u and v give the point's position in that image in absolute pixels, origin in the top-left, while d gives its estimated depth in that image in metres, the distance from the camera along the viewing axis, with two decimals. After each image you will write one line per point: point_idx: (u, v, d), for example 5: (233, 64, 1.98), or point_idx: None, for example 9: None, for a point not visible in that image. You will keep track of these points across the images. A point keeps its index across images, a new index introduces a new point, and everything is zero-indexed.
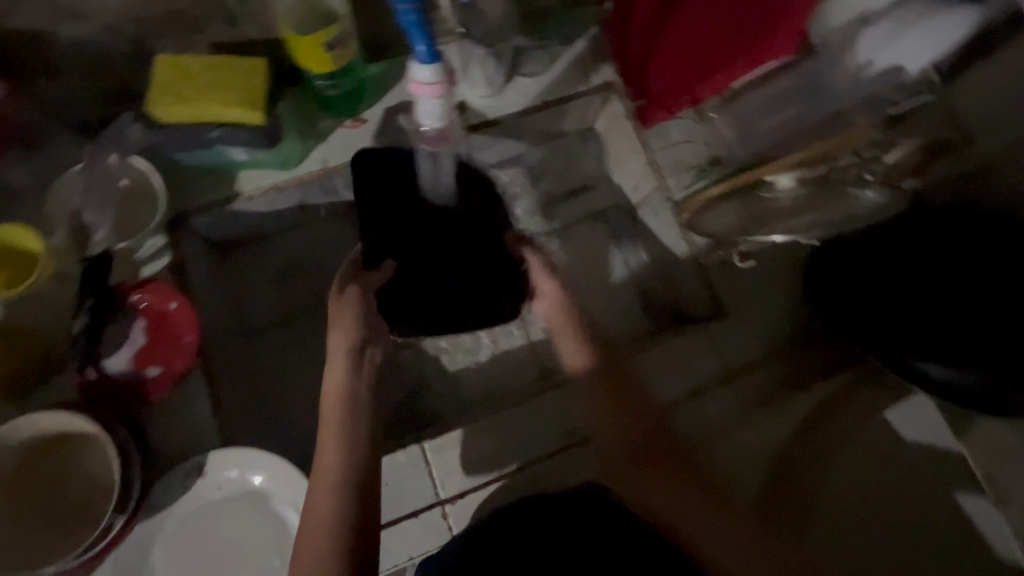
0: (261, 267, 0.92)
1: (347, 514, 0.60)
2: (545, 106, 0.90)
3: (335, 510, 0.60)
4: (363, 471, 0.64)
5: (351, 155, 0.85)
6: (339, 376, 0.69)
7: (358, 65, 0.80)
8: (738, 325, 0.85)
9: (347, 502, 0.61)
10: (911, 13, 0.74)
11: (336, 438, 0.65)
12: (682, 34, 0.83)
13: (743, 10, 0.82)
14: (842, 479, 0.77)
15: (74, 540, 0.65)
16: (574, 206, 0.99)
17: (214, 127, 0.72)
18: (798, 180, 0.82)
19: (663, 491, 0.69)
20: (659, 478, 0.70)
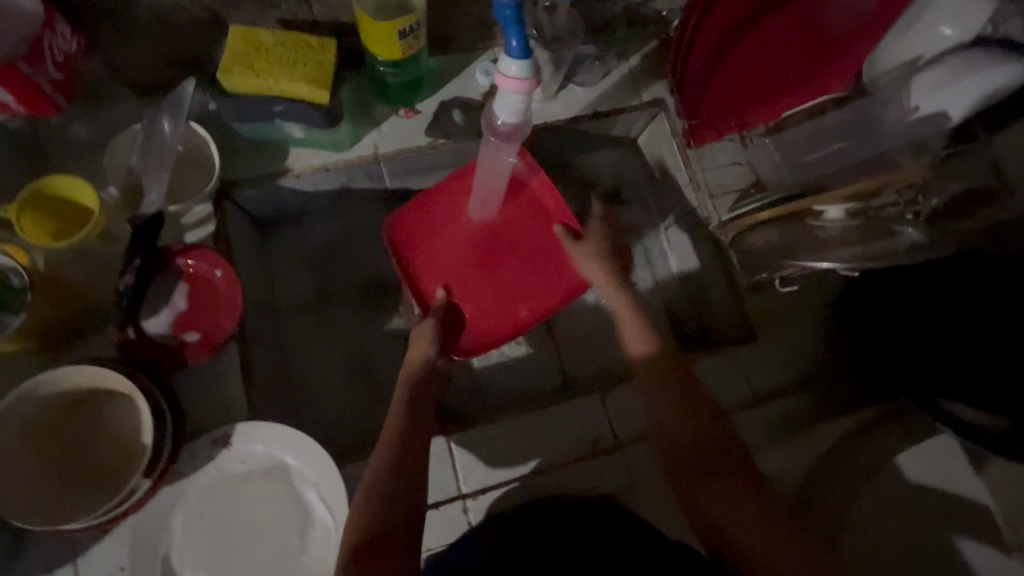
0: (300, 244, 0.97)
1: (380, 497, 0.61)
2: (595, 115, 0.91)
3: (373, 496, 0.61)
4: (389, 466, 0.63)
5: (403, 144, 0.86)
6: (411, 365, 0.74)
7: (421, 57, 0.81)
8: (762, 351, 0.86)
9: (369, 490, 0.62)
10: (961, 64, 0.74)
11: (393, 423, 0.67)
12: (738, 63, 0.83)
13: (798, 46, 0.83)
14: (867, 512, 0.79)
15: (98, 497, 0.65)
16: (608, 218, 1.04)
17: (279, 101, 0.72)
18: (847, 212, 0.78)
19: (720, 498, 0.68)
20: (715, 484, 0.69)
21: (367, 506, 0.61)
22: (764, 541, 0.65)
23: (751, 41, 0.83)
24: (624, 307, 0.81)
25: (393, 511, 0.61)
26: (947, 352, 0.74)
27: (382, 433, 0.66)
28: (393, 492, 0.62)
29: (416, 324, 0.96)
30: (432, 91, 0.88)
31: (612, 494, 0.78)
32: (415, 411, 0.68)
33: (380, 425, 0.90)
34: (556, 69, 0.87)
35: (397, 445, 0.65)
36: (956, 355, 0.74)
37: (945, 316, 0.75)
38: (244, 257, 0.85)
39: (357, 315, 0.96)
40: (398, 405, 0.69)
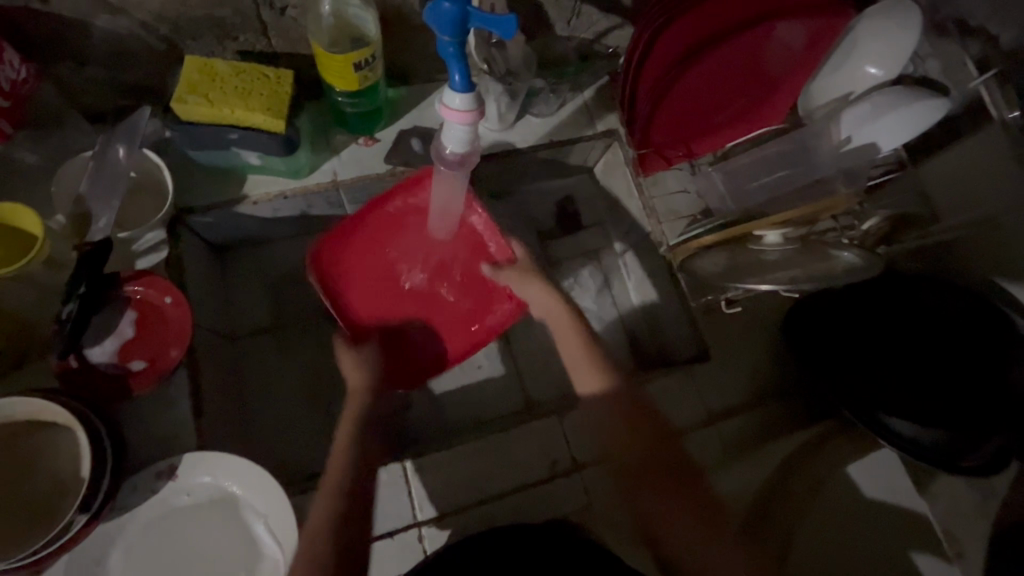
0: (259, 270, 0.97)
1: (330, 524, 0.67)
2: (551, 144, 0.95)
3: (321, 528, 0.66)
4: (341, 491, 0.69)
5: (362, 171, 0.87)
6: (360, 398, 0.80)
7: (381, 89, 0.83)
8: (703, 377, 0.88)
9: (316, 518, 0.67)
10: (886, 100, 0.79)
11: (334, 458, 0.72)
12: (681, 101, 0.86)
13: (738, 79, 0.87)
14: (817, 530, 0.80)
15: (32, 535, 0.62)
16: (567, 243, 1.07)
17: (234, 130, 0.73)
18: (785, 237, 0.83)
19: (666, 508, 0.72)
20: (668, 495, 0.73)
21: (311, 536, 0.66)
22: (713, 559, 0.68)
23: (695, 74, 0.85)
24: (545, 297, 0.84)
25: (333, 541, 0.66)
26: (882, 366, 0.78)
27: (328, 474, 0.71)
28: (340, 520, 0.67)
29: None
30: (392, 120, 0.90)
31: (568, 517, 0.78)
32: (358, 443, 0.74)
33: None
34: (511, 101, 0.90)
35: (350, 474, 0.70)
36: (887, 366, 0.78)
37: (880, 332, 0.80)
38: (199, 284, 0.84)
39: (316, 341, 0.95)
40: (344, 436, 0.75)
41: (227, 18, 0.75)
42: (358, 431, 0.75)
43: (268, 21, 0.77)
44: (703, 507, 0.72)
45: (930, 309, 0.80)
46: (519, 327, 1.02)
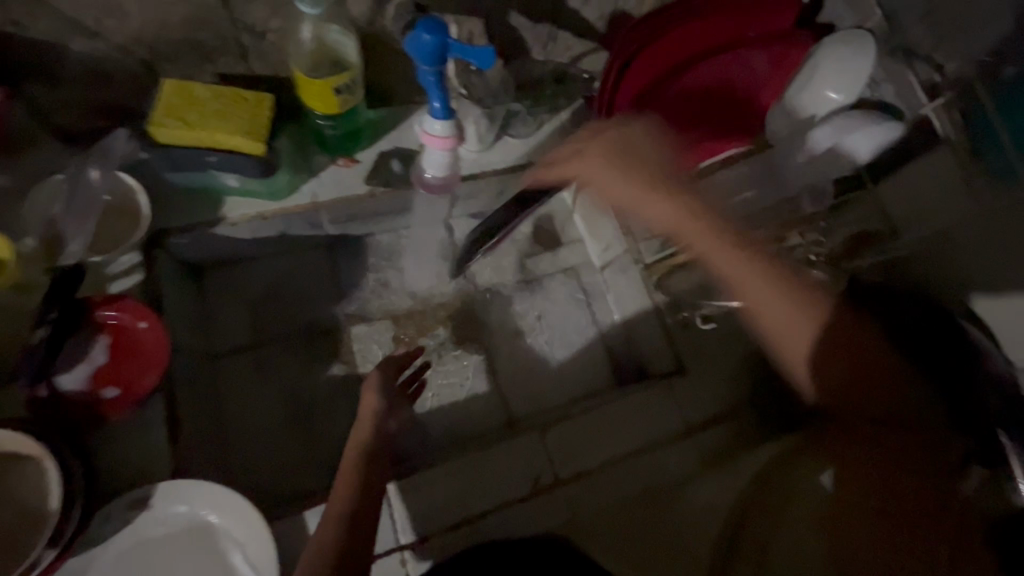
0: (237, 291, 0.96)
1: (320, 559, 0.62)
2: (530, 165, 0.97)
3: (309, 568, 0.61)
4: (338, 523, 0.65)
5: (343, 194, 0.88)
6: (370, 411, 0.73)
7: (360, 111, 0.84)
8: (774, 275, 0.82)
9: (316, 548, 0.63)
10: (846, 121, 0.82)
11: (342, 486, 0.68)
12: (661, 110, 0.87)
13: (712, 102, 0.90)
14: (791, 532, 0.83)
15: None
16: (549, 259, 1.09)
17: (212, 152, 0.73)
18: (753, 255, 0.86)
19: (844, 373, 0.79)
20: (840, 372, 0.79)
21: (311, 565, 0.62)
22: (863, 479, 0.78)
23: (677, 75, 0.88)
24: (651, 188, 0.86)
25: None
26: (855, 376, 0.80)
27: (334, 492, 0.67)
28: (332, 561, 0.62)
29: (357, 368, 0.95)
30: (371, 141, 0.90)
31: (557, 534, 0.79)
32: (367, 472, 0.69)
33: (319, 475, 0.88)
34: (491, 122, 0.92)
35: (356, 487, 0.67)
36: (861, 374, 0.80)
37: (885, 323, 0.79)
38: (176, 308, 0.83)
39: (296, 363, 0.94)
40: (350, 465, 0.69)
41: (205, 41, 0.75)
42: (361, 455, 0.70)
43: (247, 45, 0.77)
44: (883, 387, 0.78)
45: (913, 323, 0.79)
46: (500, 344, 1.03)
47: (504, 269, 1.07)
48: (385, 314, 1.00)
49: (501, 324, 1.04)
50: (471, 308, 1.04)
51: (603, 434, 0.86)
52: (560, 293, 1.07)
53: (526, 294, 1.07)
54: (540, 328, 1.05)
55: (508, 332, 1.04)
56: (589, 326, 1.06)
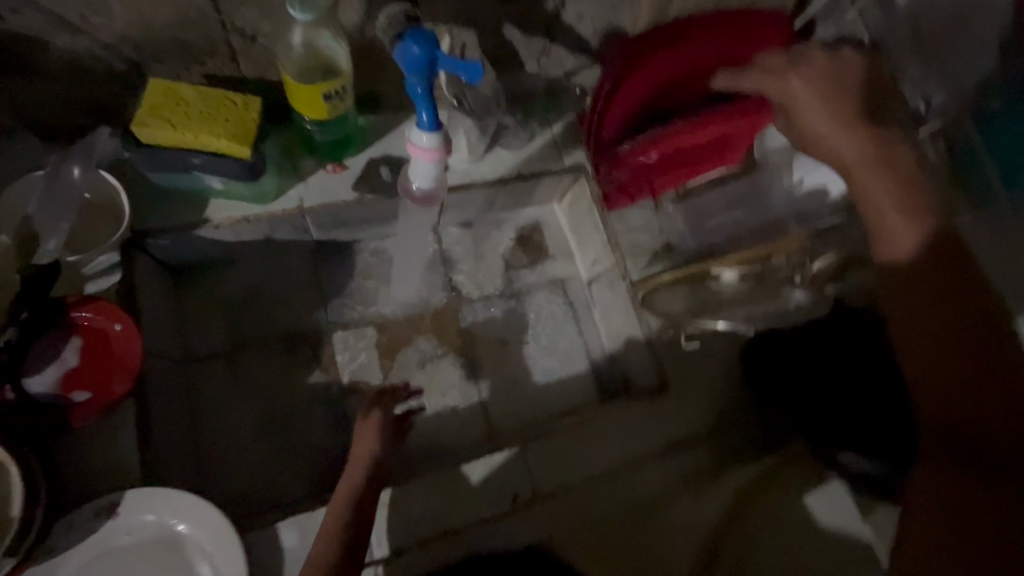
0: (218, 293, 0.94)
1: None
2: (520, 177, 0.97)
3: None
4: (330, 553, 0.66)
5: (329, 199, 0.87)
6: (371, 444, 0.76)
7: (351, 118, 0.84)
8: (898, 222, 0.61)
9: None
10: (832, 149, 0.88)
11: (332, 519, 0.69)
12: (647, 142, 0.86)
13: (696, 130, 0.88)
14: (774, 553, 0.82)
15: None
16: (537, 271, 1.09)
17: (197, 155, 0.72)
18: (741, 275, 0.89)
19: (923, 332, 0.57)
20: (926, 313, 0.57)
21: None
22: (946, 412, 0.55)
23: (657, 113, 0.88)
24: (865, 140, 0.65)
25: None
26: (833, 400, 0.81)
27: (326, 519, 0.69)
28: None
29: (337, 376, 0.95)
30: (361, 148, 0.90)
31: (540, 545, 0.78)
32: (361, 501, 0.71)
33: (296, 484, 0.87)
34: (482, 133, 0.92)
35: (346, 517, 0.69)
36: (839, 396, 0.80)
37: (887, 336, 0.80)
38: (154, 310, 0.81)
39: (275, 368, 0.93)
40: (345, 494, 0.71)
41: (194, 43, 0.74)
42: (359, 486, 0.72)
43: (237, 48, 0.76)
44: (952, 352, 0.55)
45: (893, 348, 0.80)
46: (485, 355, 1.02)
47: (491, 279, 1.07)
48: (370, 321, 0.99)
49: (487, 335, 1.04)
50: (457, 318, 1.03)
51: (586, 448, 0.86)
52: (547, 306, 1.07)
53: (513, 306, 1.06)
54: (525, 339, 1.05)
55: (493, 343, 1.03)
56: (575, 338, 1.06)
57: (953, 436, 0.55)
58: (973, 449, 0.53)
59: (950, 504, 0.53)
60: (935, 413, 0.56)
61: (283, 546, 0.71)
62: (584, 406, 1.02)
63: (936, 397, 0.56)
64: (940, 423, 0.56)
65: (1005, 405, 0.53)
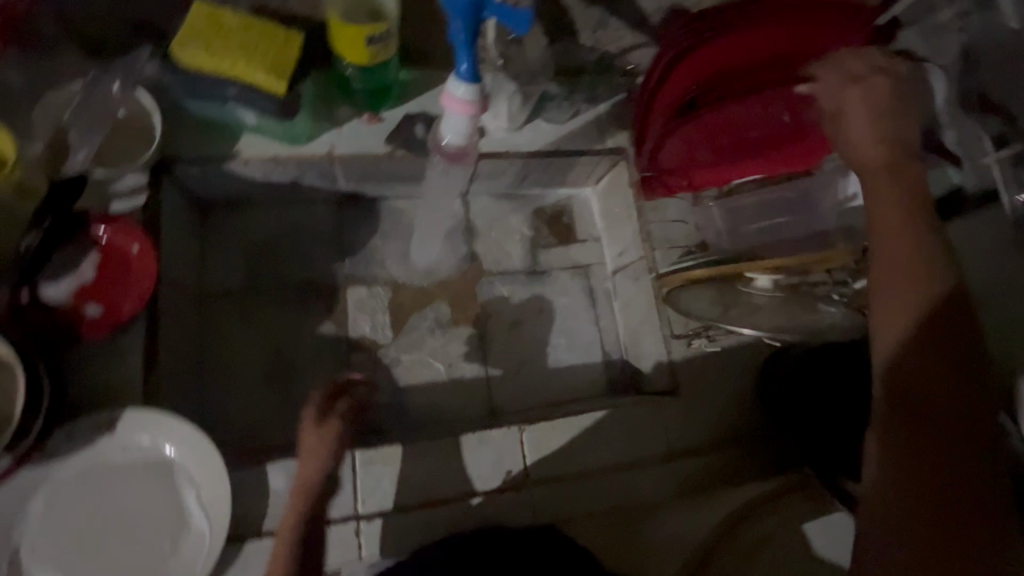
0: (240, 231, 0.94)
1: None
2: (557, 152, 0.93)
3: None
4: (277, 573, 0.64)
5: (360, 149, 0.85)
6: (318, 466, 0.69)
7: (391, 67, 0.82)
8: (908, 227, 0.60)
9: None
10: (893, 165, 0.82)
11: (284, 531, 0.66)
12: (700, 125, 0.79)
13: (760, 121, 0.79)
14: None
15: None
16: (562, 254, 1.07)
17: (233, 85, 0.71)
18: (776, 283, 0.79)
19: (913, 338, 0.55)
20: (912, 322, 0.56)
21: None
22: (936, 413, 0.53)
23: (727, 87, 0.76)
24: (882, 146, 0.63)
25: None
26: (853, 430, 0.76)
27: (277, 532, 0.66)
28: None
29: (347, 331, 0.94)
30: (400, 101, 0.87)
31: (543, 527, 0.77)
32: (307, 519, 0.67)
33: (291, 431, 0.87)
34: (525, 101, 0.89)
35: (294, 534, 0.66)
36: (858, 430, 0.76)
37: None
38: (175, 238, 0.81)
39: (287, 313, 0.93)
40: (295, 509, 0.67)
41: None
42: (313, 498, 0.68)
43: None
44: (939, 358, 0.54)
45: None
46: (496, 331, 1.00)
47: (515, 255, 1.05)
48: (387, 281, 0.98)
49: (501, 311, 1.01)
50: (473, 290, 1.01)
51: (584, 440, 0.83)
52: (565, 291, 1.05)
53: (531, 286, 1.04)
54: (541, 322, 1.03)
55: (507, 320, 1.01)
56: (591, 329, 1.04)
57: (904, 399, 0.55)
58: (926, 410, 0.53)
59: (905, 465, 0.53)
60: (894, 392, 0.55)
61: (270, 488, 0.72)
62: (590, 398, 1.00)
63: (894, 378, 0.56)
64: (896, 385, 0.55)
65: (955, 384, 0.54)
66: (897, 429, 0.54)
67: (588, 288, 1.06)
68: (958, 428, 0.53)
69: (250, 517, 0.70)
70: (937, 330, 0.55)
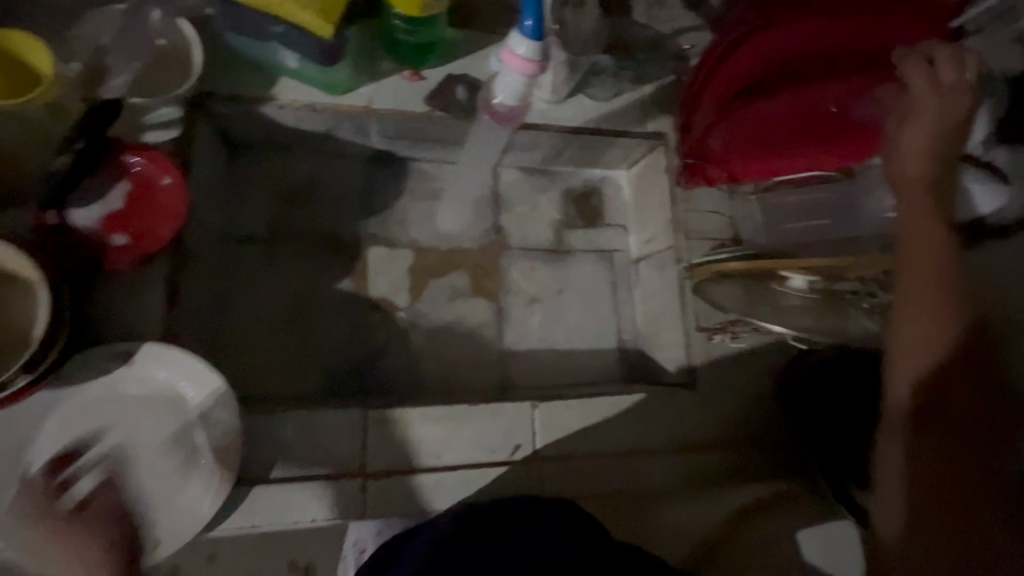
0: (267, 178, 0.93)
1: None
2: (597, 130, 0.91)
3: None
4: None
5: (398, 105, 0.83)
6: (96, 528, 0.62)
7: (439, 24, 0.79)
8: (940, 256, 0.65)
9: None
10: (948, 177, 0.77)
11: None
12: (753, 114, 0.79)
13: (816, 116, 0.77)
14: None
15: None
16: (588, 236, 1.05)
17: (278, 22, 0.68)
18: (811, 284, 0.76)
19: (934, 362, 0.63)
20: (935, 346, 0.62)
21: None
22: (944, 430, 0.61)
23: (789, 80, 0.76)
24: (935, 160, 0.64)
25: None
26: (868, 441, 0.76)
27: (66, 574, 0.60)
28: None
29: (366, 290, 0.93)
30: (443, 60, 0.86)
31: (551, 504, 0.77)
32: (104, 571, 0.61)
33: (302, 384, 0.86)
34: (571, 74, 0.86)
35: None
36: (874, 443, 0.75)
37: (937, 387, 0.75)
38: (205, 176, 0.80)
39: (307, 265, 0.92)
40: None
41: None
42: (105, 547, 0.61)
43: None
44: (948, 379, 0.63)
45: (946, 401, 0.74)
46: (515, 307, 0.99)
47: (541, 232, 1.03)
48: (410, 244, 0.97)
49: (521, 287, 1.00)
50: (496, 262, 1.00)
51: (597, 424, 0.82)
52: (587, 273, 1.04)
53: (554, 265, 1.03)
54: (561, 302, 1.01)
55: (526, 297, 1.00)
56: (609, 314, 1.03)
57: (923, 417, 0.62)
58: (941, 427, 0.62)
59: (926, 474, 0.60)
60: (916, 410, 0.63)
61: (280, 436, 0.71)
62: (601, 382, 0.99)
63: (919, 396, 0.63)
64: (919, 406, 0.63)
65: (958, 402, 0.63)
66: (920, 446, 0.61)
67: (610, 273, 1.05)
68: (963, 439, 0.61)
69: (257, 464, 0.70)
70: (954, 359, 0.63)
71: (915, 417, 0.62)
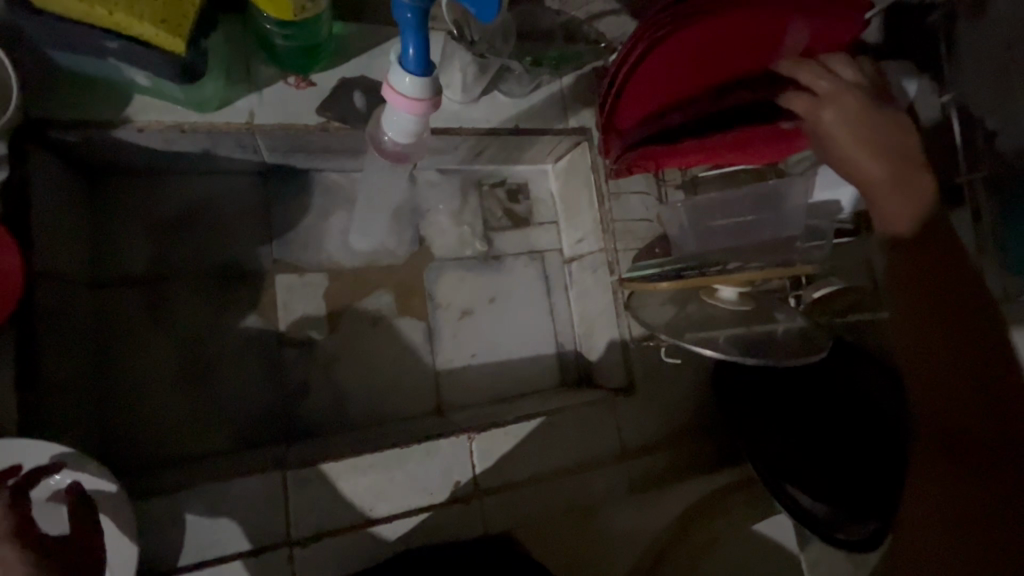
0: (141, 209, 0.80)
1: None
2: (516, 130, 0.84)
3: None
4: None
5: (286, 118, 0.72)
6: None
7: (323, 23, 0.68)
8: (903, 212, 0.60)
9: None
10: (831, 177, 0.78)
11: None
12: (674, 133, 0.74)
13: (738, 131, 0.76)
14: (714, 565, 0.83)
15: None
16: (519, 238, 1.00)
17: (112, 38, 0.56)
18: (740, 292, 0.77)
19: (913, 358, 0.55)
20: (922, 343, 0.54)
21: None
22: (974, 448, 0.51)
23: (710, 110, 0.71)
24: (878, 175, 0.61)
25: None
26: (800, 437, 0.77)
27: None
28: None
29: (277, 324, 0.84)
30: (332, 63, 0.75)
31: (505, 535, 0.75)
32: None
33: (213, 437, 0.78)
34: (480, 74, 0.78)
35: None
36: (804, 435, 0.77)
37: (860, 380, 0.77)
38: (55, 219, 0.66)
39: (202, 304, 0.81)
40: None
41: None
42: None
43: None
44: (965, 380, 0.52)
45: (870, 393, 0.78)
46: (446, 322, 0.93)
47: (470, 240, 0.97)
48: (323, 267, 0.88)
49: (451, 300, 0.94)
50: (421, 277, 0.93)
51: (535, 448, 0.79)
52: (520, 277, 0.99)
53: (486, 272, 0.97)
54: (494, 311, 0.96)
55: (457, 309, 0.94)
56: (546, 318, 0.99)
57: (943, 437, 0.53)
58: (970, 450, 0.51)
59: (951, 510, 0.50)
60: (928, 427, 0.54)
61: (184, 515, 0.64)
62: (543, 390, 0.96)
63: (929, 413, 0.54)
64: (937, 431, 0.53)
65: (971, 394, 0.52)
66: (939, 475, 0.52)
67: (545, 275, 1.01)
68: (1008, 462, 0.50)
69: (162, 549, 0.63)
70: (960, 357, 0.53)
71: (941, 440, 0.52)
